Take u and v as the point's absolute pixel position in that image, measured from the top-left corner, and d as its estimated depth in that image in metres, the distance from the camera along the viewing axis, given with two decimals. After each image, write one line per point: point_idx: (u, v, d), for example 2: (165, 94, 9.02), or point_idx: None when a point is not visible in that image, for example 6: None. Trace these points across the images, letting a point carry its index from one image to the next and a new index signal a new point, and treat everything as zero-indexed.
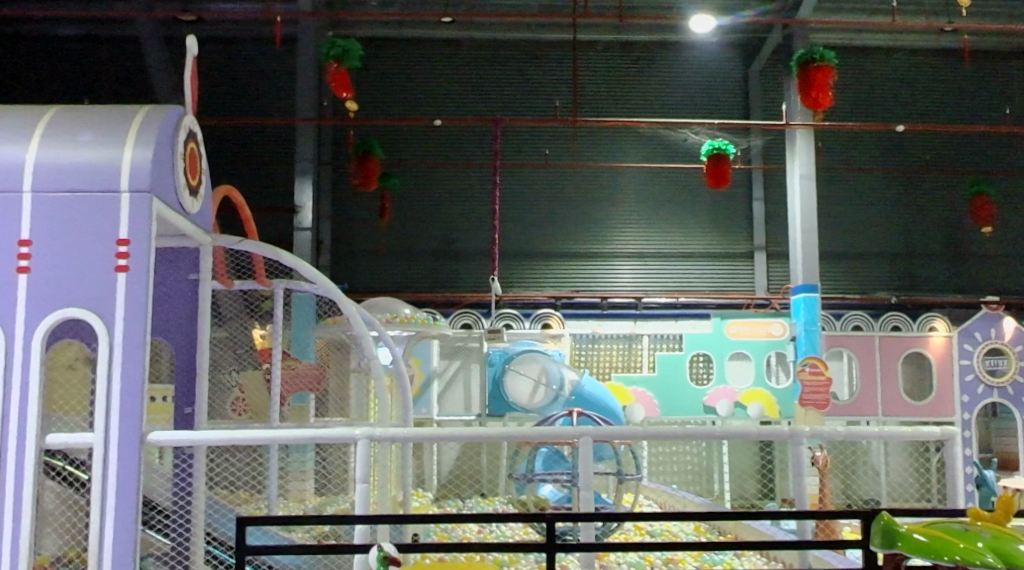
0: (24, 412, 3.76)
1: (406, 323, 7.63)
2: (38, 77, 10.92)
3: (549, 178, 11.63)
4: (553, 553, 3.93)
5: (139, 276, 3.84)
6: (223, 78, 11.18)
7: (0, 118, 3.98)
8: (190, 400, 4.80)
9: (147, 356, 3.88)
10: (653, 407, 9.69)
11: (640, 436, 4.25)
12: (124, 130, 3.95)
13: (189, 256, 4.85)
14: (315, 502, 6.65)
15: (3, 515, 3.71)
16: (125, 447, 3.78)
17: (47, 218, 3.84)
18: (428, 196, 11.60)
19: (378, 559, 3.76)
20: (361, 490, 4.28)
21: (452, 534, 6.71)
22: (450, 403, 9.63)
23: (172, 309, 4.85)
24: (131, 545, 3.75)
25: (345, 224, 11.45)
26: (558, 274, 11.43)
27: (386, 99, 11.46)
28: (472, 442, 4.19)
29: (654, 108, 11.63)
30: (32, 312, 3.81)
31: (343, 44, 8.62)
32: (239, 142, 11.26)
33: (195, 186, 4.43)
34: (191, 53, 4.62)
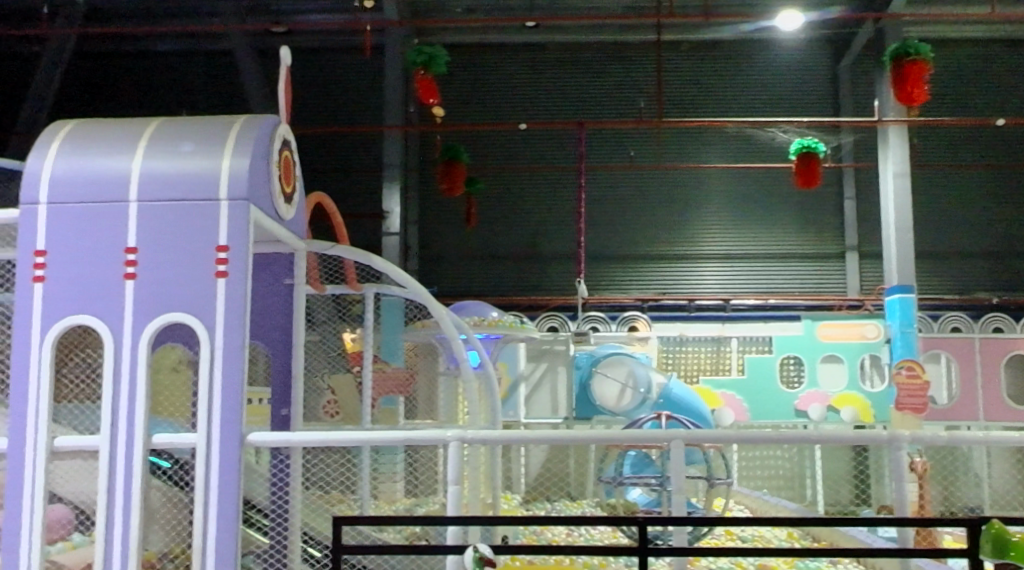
0: (132, 412, 3.90)
1: (494, 327, 7.78)
2: (137, 90, 11.30)
3: (634, 180, 11.58)
4: (645, 557, 3.91)
5: (238, 281, 3.96)
6: (313, 87, 11.43)
7: (106, 129, 4.14)
8: (286, 402, 4.96)
9: (246, 358, 3.99)
10: (742, 411, 9.65)
11: (732, 439, 4.18)
12: (223, 140, 4.08)
13: (284, 261, 4.96)
14: (405, 503, 6.80)
15: (113, 512, 3.85)
16: (226, 448, 3.89)
17: (151, 226, 3.99)
18: (513, 201, 11.67)
19: (473, 560, 3.81)
20: (453, 492, 4.29)
21: (540, 537, 6.64)
22: (537, 407, 9.52)
23: (267, 314, 4.97)
24: (233, 543, 3.85)
25: (432, 229, 11.60)
26: (643, 277, 11.37)
27: (472, 104, 11.55)
28: (561, 444, 4.17)
29: (741, 108, 11.48)
30: (140, 317, 3.95)
31: (430, 51, 8.70)
32: (329, 149, 11.50)
33: (290, 194, 4.56)
34: (284, 63, 4.69)
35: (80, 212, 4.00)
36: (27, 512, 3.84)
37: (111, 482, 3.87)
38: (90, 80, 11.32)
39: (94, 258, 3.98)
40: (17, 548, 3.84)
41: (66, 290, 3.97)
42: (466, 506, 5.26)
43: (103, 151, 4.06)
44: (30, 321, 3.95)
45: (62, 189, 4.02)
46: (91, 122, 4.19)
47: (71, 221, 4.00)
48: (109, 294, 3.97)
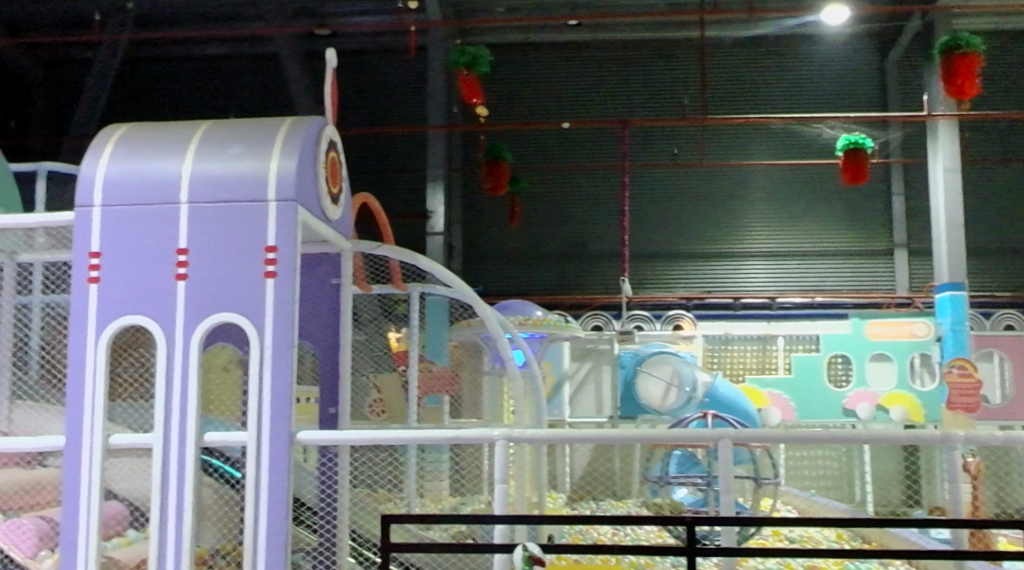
0: (184, 410, 3.95)
1: (538, 325, 7.80)
2: (184, 94, 11.46)
3: (678, 178, 11.52)
4: (692, 557, 3.89)
5: (286, 281, 4.00)
6: (358, 88, 11.51)
7: (158, 133, 4.21)
8: (334, 401, 5.00)
9: (294, 357, 4.03)
10: (789, 411, 9.55)
11: (781, 437, 4.13)
12: (271, 142, 4.13)
13: (331, 261, 5.01)
14: (451, 502, 6.85)
15: (167, 510, 3.92)
16: (276, 447, 3.93)
17: (201, 227, 4.04)
18: (557, 199, 11.66)
19: (522, 559, 3.81)
20: (500, 491, 4.27)
21: (586, 536, 6.64)
22: (581, 406, 9.55)
23: (315, 313, 5.02)
24: (283, 539, 3.90)
25: (475, 229, 11.64)
26: (688, 275, 11.31)
27: (514, 103, 11.56)
28: (607, 443, 4.14)
29: (786, 104, 11.37)
30: (191, 317, 4.00)
31: (472, 51, 8.72)
32: (373, 150, 11.58)
33: (337, 194, 4.60)
34: (330, 64, 4.73)
35: (133, 213, 4.07)
36: (84, 510, 3.91)
37: (164, 480, 3.93)
38: (140, 85, 11.51)
39: (146, 260, 4.05)
40: (75, 544, 3.92)
41: (119, 291, 4.03)
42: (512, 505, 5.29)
43: (155, 154, 4.12)
44: (85, 322, 4.02)
45: (115, 192, 4.09)
46: (143, 126, 4.26)
47: (124, 224, 4.07)
48: (161, 294, 4.02)
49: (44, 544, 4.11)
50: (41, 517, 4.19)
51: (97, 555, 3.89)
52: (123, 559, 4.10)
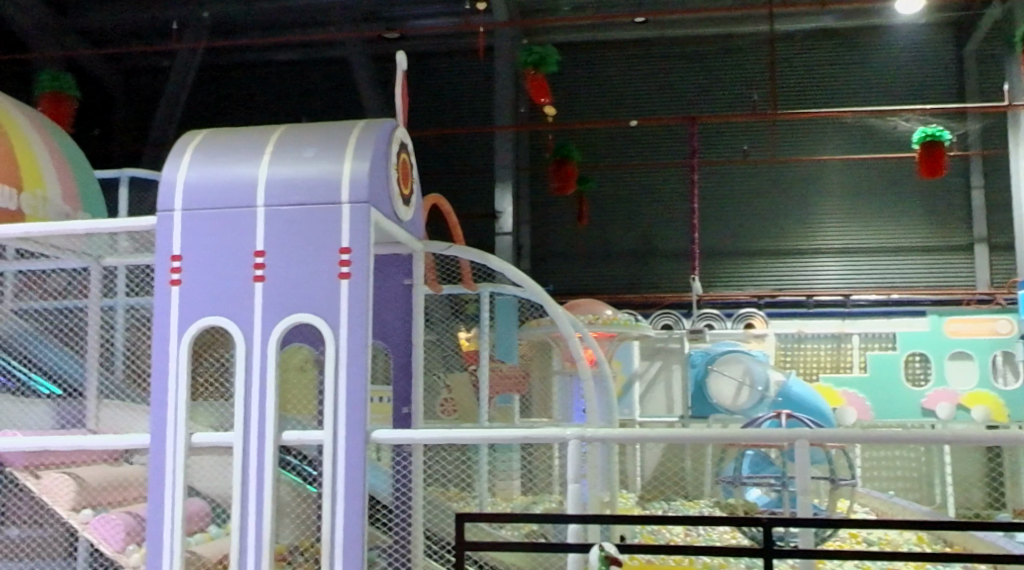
0: (263, 409, 4.03)
1: (607, 324, 7.80)
2: (257, 100, 11.69)
3: (748, 175, 11.36)
4: (769, 559, 3.82)
5: (360, 282, 4.05)
6: (426, 90, 11.60)
7: (235, 138, 4.30)
8: (407, 401, 5.06)
9: (368, 358, 4.08)
10: (865, 410, 9.35)
11: (860, 438, 4.02)
12: (344, 146, 4.18)
13: (403, 262, 5.06)
14: (522, 500, 6.88)
15: (247, 506, 4.00)
16: (352, 445, 3.98)
17: (278, 230, 4.11)
18: (625, 198, 11.61)
19: (599, 559, 3.80)
20: (572, 489, 4.24)
21: (658, 536, 6.63)
22: (652, 405, 9.63)
23: (388, 313, 5.07)
24: (359, 538, 3.94)
25: (544, 228, 11.66)
26: (760, 273, 11.17)
27: (582, 101, 11.54)
28: (679, 443, 4.06)
29: (859, 97, 11.15)
30: (269, 318, 4.07)
31: (540, 51, 8.73)
32: (441, 151, 11.67)
33: (408, 196, 4.65)
34: (399, 67, 4.76)
35: (211, 217, 4.16)
36: (169, 507, 4.01)
37: (244, 478, 4.01)
38: (216, 92, 11.76)
39: (224, 262, 4.13)
40: (161, 540, 4.02)
41: (200, 294, 4.13)
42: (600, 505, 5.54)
43: (233, 159, 4.21)
44: (168, 324, 4.13)
45: (195, 196, 4.18)
46: (220, 132, 4.35)
47: (204, 227, 4.16)
48: (240, 296, 4.11)
49: (132, 539, 4.21)
50: (129, 513, 4.30)
51: (181, 550, 3.99)
52: (207, 555, 4.20)
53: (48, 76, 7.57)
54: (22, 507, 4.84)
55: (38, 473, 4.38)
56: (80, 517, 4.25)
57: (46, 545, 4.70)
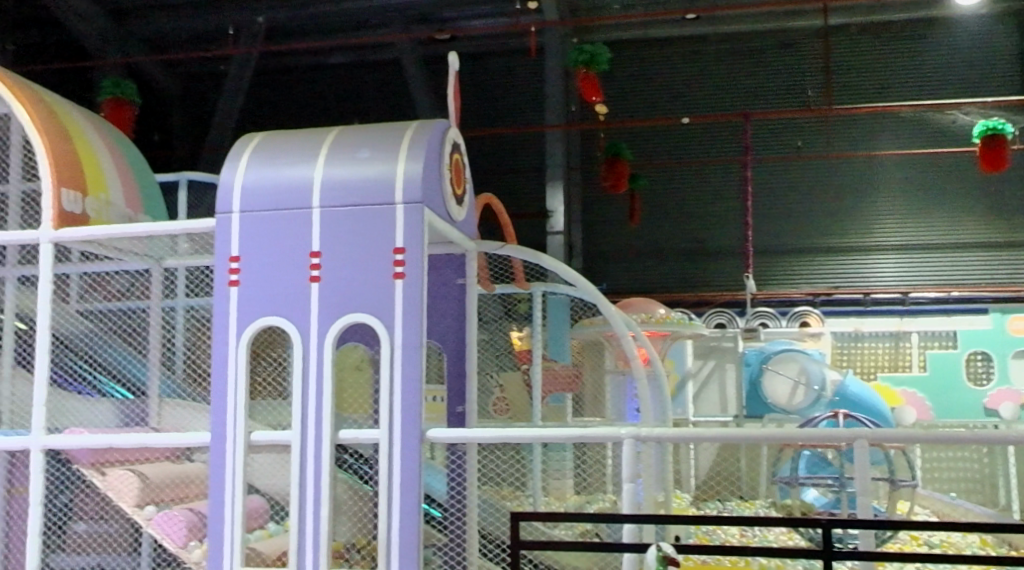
0: (319, 408, 4.07)
1: (661, 324, 7.79)
2: (311, 103, 11.84)
3: (803, 171, 11.21)
4: (828, 561, 3.76)
5: (414, 282, 4.07)
6: (477, 90, 11.63)
7: (291, 141, 4.35)
8: (461, 400, 5.07)
9: (423, 357, 4.10)
10: (926, 411, 9.22)
11: (923, 438, 3.91)
12: (398, 146, 4.22)
13: (455, 262, 5.08)
14: (575, 500, 6.88)
15: (305, 505, 4.04)
16: (407, 444, 4.00)
17: (333, 231, 4.15)
18: (677, 196, 11.55)
19: (657, 559, 3.78)
20: (628, 489, 4.18)
21: (713, 537, 6.58)
22: (706, 405, 9.40)
23: (441, 313, 5.10)
24: (415, 536, 3.97)
25: (595, 227, 11.63)
26: (815, 270, 11.04)
27: (634, 100, 11.49)
28: (734, 443, 3.99)
29: (917, 91, 10.96)
30: (325, 317, 4.11)
31: (591, 49, 8.70)
32: (493, 151, 11.71)
33: (461, 196, 4.67)
34: (451, 67, 4.76)
35: (268, 218, 4.21)
36: (228, 505, 4.07)
37: (303, 477, 4.05)
38: (271, 96, 11.92)
39: (281, 263, 4.18)
40: (221, 538, 4.08)
41: (258, 294, 4.17)
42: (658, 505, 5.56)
43: (289, 161, 4.26)
44: (227, 324, 4.18)
45: (253, 198, 4.24)
46: (276, 135, 4.41)
47: (262, 228, 4.21)
48: (296, 296, 4.15)
49: (194, 535, 4.30)
50: (190, 510, 4.39)
51: (241, 547, 4.05)
52: (265, 552, 4.26)
53: (108, 82, 7.73)
54: (89, 502, 4.87)
55: (104, 470, 4.48)
56: (144, 514, 4.33)
57: (112, 541, 4.83)
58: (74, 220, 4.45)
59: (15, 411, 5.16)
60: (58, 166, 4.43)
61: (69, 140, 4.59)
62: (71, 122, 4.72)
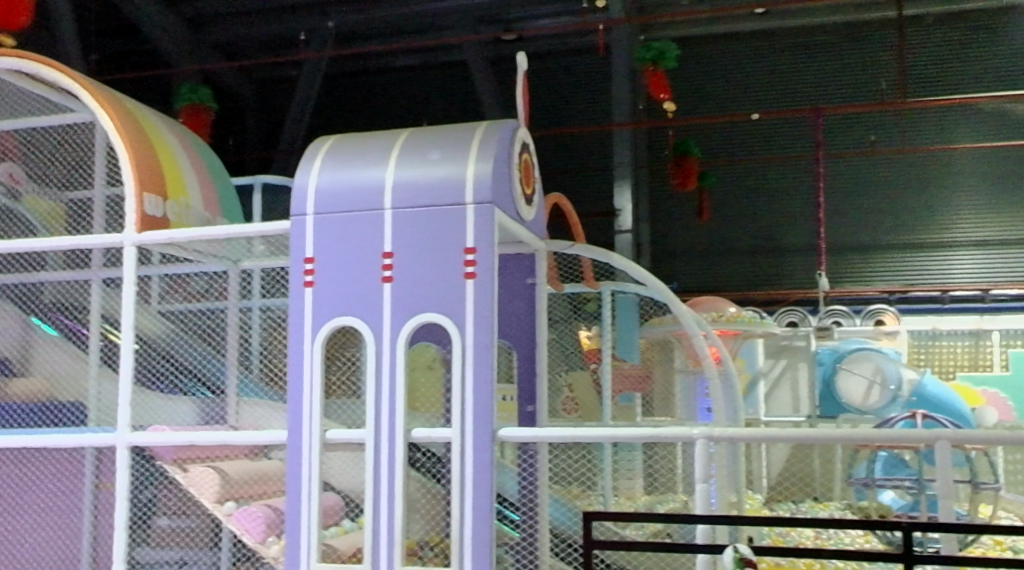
0: (392, 407, 4.12)
1: (732, 322, 7.72)
2: (380, 105, 11.99)
3: (877, 166, 10.97)
4: (908, 565, 3.68)
5: (485, 282, 4.09)
6: (545, 90, 11.64)
7: (363, 143, 4.40)
8: (531, 399, 5.11)
9: (494, 357, 4.12)
10: (1007, 410, 8.95)
11: (1009, 438, 3.78)
12: (468, 147, 4.24)
13: (525, 261, 5.10)
14: (645, 500, 6.90)
15: (379, 502, 4.09)
16: (479, 443, 4.03)
17: (405, 231, 4.18)
18: (747, 192, 11.42)
19: (734, 561, 3.75)
20: (700, 491, 4.12)
21: (788, 539, 6.50)
22: (777, 405, 9.48)
23: (512, 312, 5.12)
24: (487, 535, 3.99)
25: (664, 226, 11.58)
26: (890, 267, 10.86)
27: (703, 96, 11.39)
28: (808, 443, 3.91)
29: (996, 81, 10.70)
30: (398, 317, 4.15)
31: (659, 46, 8.64)
32: (561, 150, 11.71)
33: (530, 195, 4.68)
34: (520, 67, 4.76)
35: (341, 221, 4.26)
36: (304, 501, 4.14)
37: (377, 474, 4.11)
38: (341, 99, 12.08)
39: (354, 264, 4.23)
40: (298, 535, 4.16)
41: (332, 295, 4.23)
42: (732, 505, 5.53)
43: (361, 163, 4.31)
44: (303, 325, 4.25)
45: (326, 201, 4.29)
46: (348, 138, 4.46)
47: (335, 230, 4.26)
48: (370, 297, 4.20)
49: (272, 531, 4.38)
50: (268, 506, 4.47)
51: (317, 543, 4.12)
52: (341, 548, 4.32)
53: (187, 89, 7.94)
54: (173, 498, 4.99)
55: (185, 466, 4.58)
56: (224, 509, 4.43)
57: (193, 536, 4.94)
58: (156, 224, 4.57)
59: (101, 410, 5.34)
60: (141, 172, 4.54)
61: (148, 145, 4.71)
62: (151, 127, 4.85)
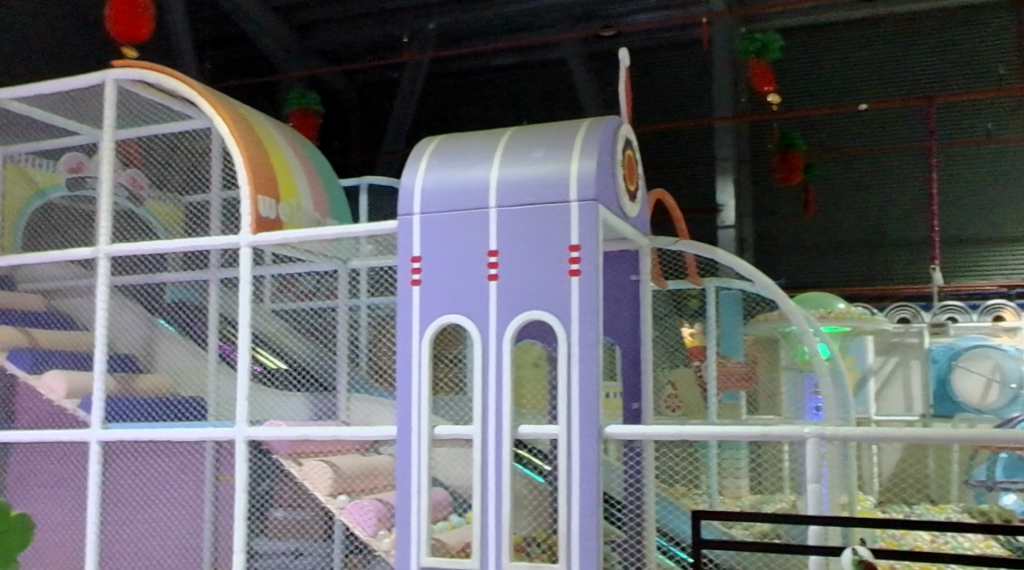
0: (499, 403, 4.15)
1: (842, 318, 7.57)
2: (482, 105, 12.10)
3: (995, 157, 10.54)
4: None
5: (591, 278, 4.09)
6: (645, 85, 11.55)
7: (467, 142, 4.45)
8: (637, 397, 5.07)
9: (600, 354, 4.12)
10: None
11: None
12: (571, 145, 4.24)
13: (628, 258, 5.07)
14: (751, 499, 6.80)
15: (487, 498, 4.13)
16: (586, 440, 4.03)
17: (511, 229, 4.21)
18: (856, 185, 11.15)
19: (853, 564, 3.67)
20: (811, 491, 4.02)
21: (902, 542, 6.34)
22: (889, 403, 9.18)
23: (618, 310, 5.10)
24: (595, 533, 3.99)
25: (769, 221, 11.42)
26: (1008, 260, 10.53)
27: (808, 86, 11.13)
28: (925, 443, 3.80)
29: None
30: (504, 315, 4.18)
31: (762, 38, 8.47)
32: (662, 147, 11.64)
33: (634, 192, 4.66)
34: (623, 63, 4.74)
35: (447, 220, 4.31)
36: (414, 495, 4.22)
37: (484, 470, 4.15)
38: (443, 99, 12.24)
39: (460, 262, 4.27)
40: (409, 531, 4.24)
41: (439, 294, 4.29)
42: (843, 506, 5.45)
43: (466, 162, 4.35)
44: (411, 322, 4.32)
45: (433, 201, 4.35)
46: (452, 138, 4.50)
47: (441, 229, 4.32)
48: (476, 295, 4.24)
49: (383, 524, 4.44)
50: (378, 499, 4.54)
51: (427, 537, 4.19)
52: (450, 542, 4.36)
53: (296, 95, 8.16)
54: (286, 490, 5.23)
55: (299, 461, 4.71)
56: (337, 503, 4.52)
57: (306, 527, 5.14)
58: (269, 225, 4.71)
59: (220, 405, 5.55)
60: (256, 177, 4.68)
61: (261, 148, 4.86)
62: (263, 132, 5.00)
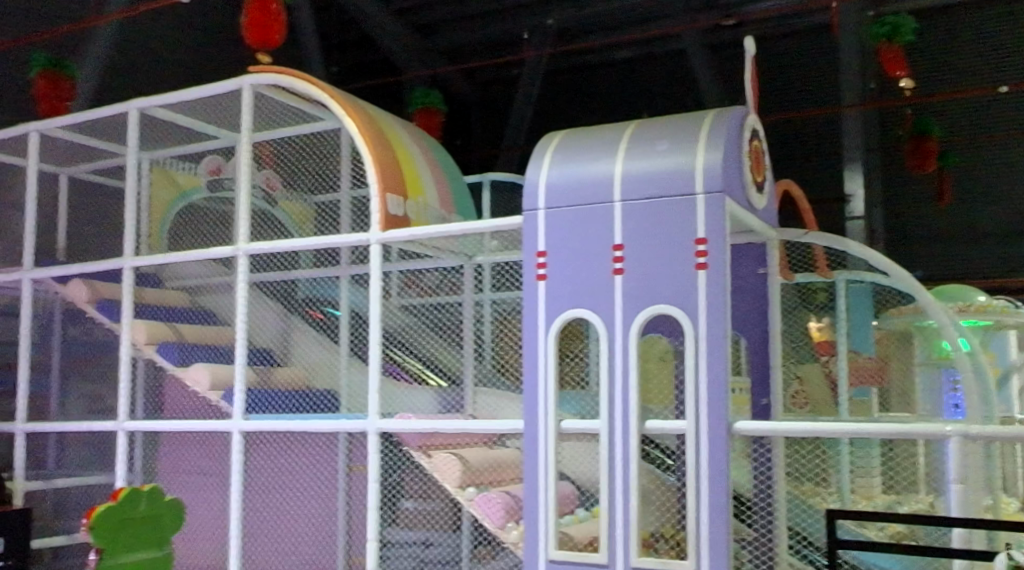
0: (626, 398, 4.14)
1: (983, 310, 7.21)
2: (601, 99, 12.07)
3: None
4: None
5: (718, 271, 4.03)
6: (769, 74, 11.28)
7: (591, 136, 4.44)
8: (766, 391, 4.96)
9: (729, 349, 4.06)
10: None
11: None
12: (697, 137, 4.18)
13: (755, 251, 4.99)
14: (885, 498, 6.59)
15: (615, 494, 4.12)
16: (715, 436, 3.98)
17: (636, 223, 4.19)
18: (993, 172, 10.66)
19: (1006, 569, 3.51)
20: (956, 493, 3.86)
21: None
22: None
23: (746, 303, 5.02)
24: (724, 532, 3.94)
25: (901, 210, 11.03)
26: None
27: (943, 70, 10.65)
28: None
29: None
30: (630, 309, 4.16)
31: (894, 20, 8.13)
32: (787, 136, 11.37)
33: (761, 182, 4.58)
34: (748, 52, 4.65)
35: (572, 215, 4.32)
36: (542, 489, 4.25)
37: (611, 465, 4.14)
38: (562, 95, 12.26)
39: (584, 257, 4.28)
40: (537, 524, 4.28)
41: (565, 289, 4.30)
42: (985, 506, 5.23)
43: (590, 156, 4.34)
44: (536, 317, 4.34)
45: (557, 196, 4.36)
46: (576, 132, 4.50)
47: (566, 225, 4.32)
48: (602, 289, 4.23)
49: (511, 516, 4.48)
50: (506, 492, 4.57)
51: (555, 531, 4.22)
52: (577, 536, 4.35)
53: (420, 93, 8.29)
54: (416, 481, 5.32)
55: (429, 453, 4.80)
56: (466, 495, 4.61)
57: (436, 518, 5.24)
58: (398, 223, 4.81)
59: (352, 396, 5.72)
60: (385, 175, 4.79)
61: (389, 148, 4.96)
62: (391, 132, 5.11)
